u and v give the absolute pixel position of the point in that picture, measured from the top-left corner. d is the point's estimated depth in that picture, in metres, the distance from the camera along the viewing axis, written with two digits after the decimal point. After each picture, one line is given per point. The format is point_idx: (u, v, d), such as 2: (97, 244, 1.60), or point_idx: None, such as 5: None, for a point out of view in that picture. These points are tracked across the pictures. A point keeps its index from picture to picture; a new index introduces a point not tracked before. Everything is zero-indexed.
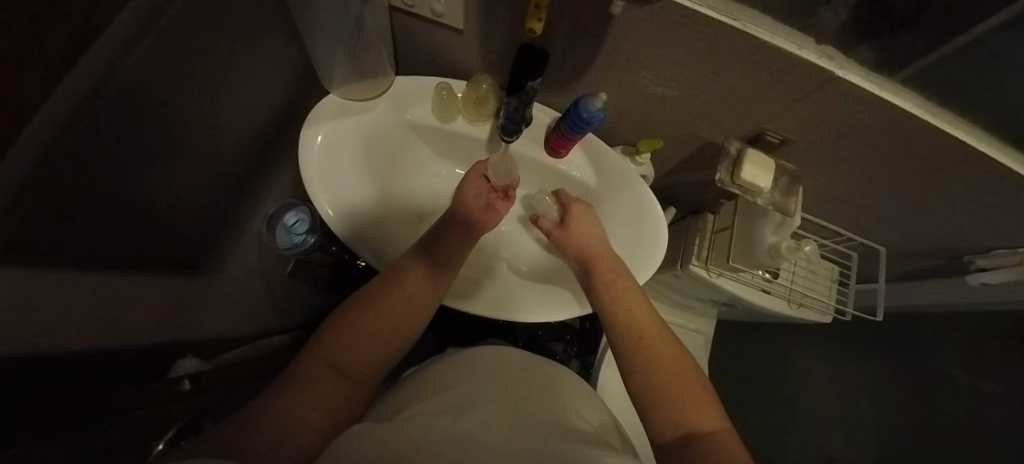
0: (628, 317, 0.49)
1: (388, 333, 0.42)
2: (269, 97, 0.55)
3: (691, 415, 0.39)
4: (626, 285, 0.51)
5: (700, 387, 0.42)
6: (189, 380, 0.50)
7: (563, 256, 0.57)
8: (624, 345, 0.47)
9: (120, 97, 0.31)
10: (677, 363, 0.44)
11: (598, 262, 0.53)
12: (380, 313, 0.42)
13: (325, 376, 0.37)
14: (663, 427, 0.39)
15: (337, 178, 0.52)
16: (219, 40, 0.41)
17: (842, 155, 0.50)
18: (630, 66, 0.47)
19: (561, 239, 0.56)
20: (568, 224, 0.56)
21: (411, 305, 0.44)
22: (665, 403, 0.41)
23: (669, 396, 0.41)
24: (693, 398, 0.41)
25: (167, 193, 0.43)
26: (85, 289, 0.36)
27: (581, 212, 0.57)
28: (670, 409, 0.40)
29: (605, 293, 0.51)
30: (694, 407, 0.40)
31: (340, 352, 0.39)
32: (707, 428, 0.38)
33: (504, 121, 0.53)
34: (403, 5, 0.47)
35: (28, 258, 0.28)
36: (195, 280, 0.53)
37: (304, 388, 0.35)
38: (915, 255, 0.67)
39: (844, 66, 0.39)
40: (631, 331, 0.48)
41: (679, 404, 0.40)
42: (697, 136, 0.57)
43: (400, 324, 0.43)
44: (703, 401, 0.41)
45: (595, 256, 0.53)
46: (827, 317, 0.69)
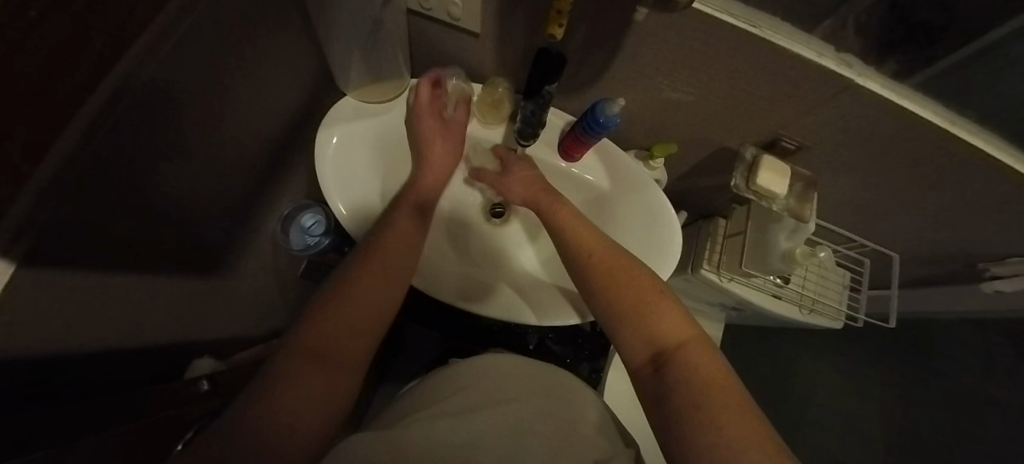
0: (579, 240, 0.48)
1: (365, 314, 0.40)
2: (287, 100, 0.55)
3: (659, 332, 0.39)
4: (571, 212, 0.51)
5: (666, 300, 0.41)
6: (207, 381, 0.49)
7: (509, 202, 0.56)
8: (580, 271, 0.46)
9: (146, 98, 0.32)
10: (636, 278, 0.43)
11: (546, 204, 0.52)
12: (357, 295, 0.41)
13: (297, 366, 0.35)
14: (636, 351, 0.40)
15: (353, 179, 0.52)
16: (240, 42, 0.41)
17: (858, 162, 0.50)
18: (647, 72, 0.47)
19: (502, 186, 0.56)
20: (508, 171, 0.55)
21: (380, 280, 0.43)
22: (632, 326, 0.40)
23: (635, 318, 0.40)
24: (656, 307, 0.41)
25: (188, 194, 0.44)
26: (101, 289, 0.36)
27: (524, 165, 0.55)
28: (638, 330, 0.40)
29: (557, 224, 0.50)
30: (660, 321, 0.40)
31: (323, 347, 0.37)
32: (677, 340, 0.38)
33: (520, 125, 0.53)
34: (421, 9, 0.47)
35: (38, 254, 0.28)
36: (209, 281, 0.54)
37: (283, 380, 0.34)
38: (928, 261, 0.66)
39: (862, 74, 0.39)
40: (583, 251, 0.47)
41: (647, 324, 0.40)
42: (712, 141, 0.56)
43: (378, 304, 0.42)
44: (668, 310, 0.40)
45: (541, 199, 0.53)
46: (839, 323, 0.69)
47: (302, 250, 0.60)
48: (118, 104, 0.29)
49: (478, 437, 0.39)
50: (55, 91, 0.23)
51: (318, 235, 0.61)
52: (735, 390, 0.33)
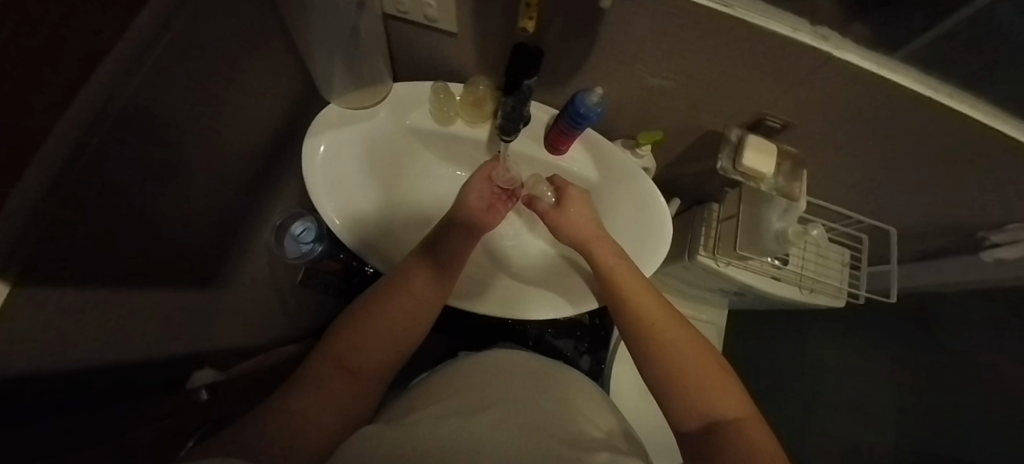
0: (634, 303, 0.48)
1: (392, 339, 0.42)
2: (272, 111, 0.56)
3: (714, 402, 0.38)
4: (627, 270, 0.50)
5: (727, 380, 0.41)
6: (206, 390, 0.50)
7: (557, 239, 0.56)
8: (635, 332, 0.46)
9: (130, 119, 0.32)
10: (692, 348, 0.43)
11: (595, 248, 0.53)
12: (387, 319, 0.42)
13: (333, 375, 0.38)
14: (687, 416, 0.39)
15: (343, 187, 0.53)
16: (218, 58, 0.42)
17: (846, 136, 0.50)
18: (624, 60, 0.47)
19: (555, 220, 0.55)
20: (565, 206, 0.55)
21: (417, 308, 0.44)
22: (685, 390, 0.40)
23: (688, 383, 0.40)
24: (713, 380, 0.40)
25: (179, 211, 0.45)
26: (96, 308, 0.37)
27: (577, 195, 0.56)
28: (691, 395, 0.39)
29: (610, 281, 0.50)
30: (716, 392, 0.39)
31: (349, 362, 0.39)
32: (733, 414, 0.37)
33: (503, 120, 0.52)
34: (399, 13, 0.48)
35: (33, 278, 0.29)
36: (205, 295, 0.55)
37: (315, 387, 0.36)
38: (927, 233, 0.65)
39: (840, 47, 0.39)
40: (641, 317, 0.47)
41: (702, 391, 0.39)
42: (697, 125, 0.56)
43: (407, 336, 0.43)
44: (725, 384, 0.40)
45: (593, 242, 0.53)
46: (841, 300, 0.68)
47: (297, 257, 0.61)
48: (101, 121, 0.30)
49: (488, 434, 0.37)
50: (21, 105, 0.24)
51: (311, 242, 0.61)
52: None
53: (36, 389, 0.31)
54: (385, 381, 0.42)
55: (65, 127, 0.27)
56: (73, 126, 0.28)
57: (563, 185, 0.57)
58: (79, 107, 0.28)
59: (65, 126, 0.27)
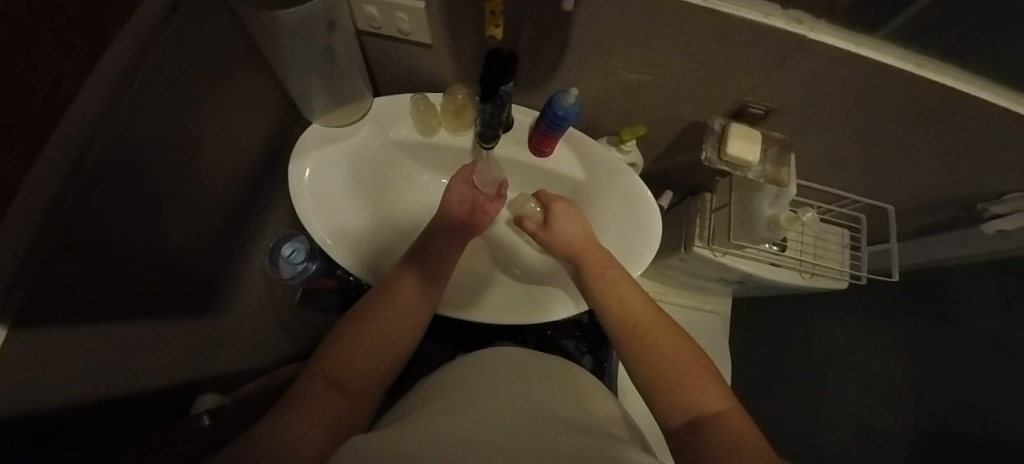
0: (620, 306, 0.48)
1: (385, 346, 0.43)
2: (254, 135, 0.57)
3: (696, 399, 0.38)
4: (616, 274, 0.51)
5: (711, 377, 0.40)
6: (207, 416, 0.50)
7: (551, 254, 0.56)
8: (622, 335, 0.46)
9: (115, 157, 0.33)
10: (677, 347, 0.43)
11: (586, 256, 0.53)
12: (380, 330, 0.43)
13: (325, 388, 0.38)
14: (672, 414, 0.39)
15: (331, 205, 0.53)
16: (196, 87, 0.42)
17: (830, 118, 0.49)
18: (599, 58, 0.47)
19: (545, 238, 0.56)
20: (552, 224, 0.56)
21: (406, 319, 0.45)
22: (668, 388, 0.40)
23: (672, 381, 0.40)
24: (697, 378, 0.40)
25: (173, 238, 0.46)
26: (88, 344, 0.37)
27: (564, 209, 0.57)
28: (675, 393, 0.39)
29: (598, 285, 0.50)
30: (698, 389, 0.39)
31: (340, 374, 0.39)
32: (714, 410, 0.37)
33: (481, 128, 0.53)
34: (371, 29, 0.48)
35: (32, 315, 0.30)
36: (205, 320, 0.56)
37: (307, 403, 0.36)
38: (926, 209, 0.64)
39: (814, 29, 0.38)
40: (626, 320, 0.47)
41: (684, 389, 0.39)
42: (680, 117, 0.56)
43: (399, 346, 0.44)
44: (708, 382, 0.40)
45: (583, 251, 0.53)
46: (843, 283, 0.66)
47: (292, 278, 0.62)
48: (82, 167, 0.31)
49: (481, 427, 0.37)
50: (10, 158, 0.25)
51: (303, 262, 0.62)
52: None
53: (36, 427, 0.32)
54: (378, 393, 0.42)
55: (46, 175, 0.29)
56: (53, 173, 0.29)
57: (549, 201, 0.58)
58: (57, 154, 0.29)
59: (47, 175, 0.29)
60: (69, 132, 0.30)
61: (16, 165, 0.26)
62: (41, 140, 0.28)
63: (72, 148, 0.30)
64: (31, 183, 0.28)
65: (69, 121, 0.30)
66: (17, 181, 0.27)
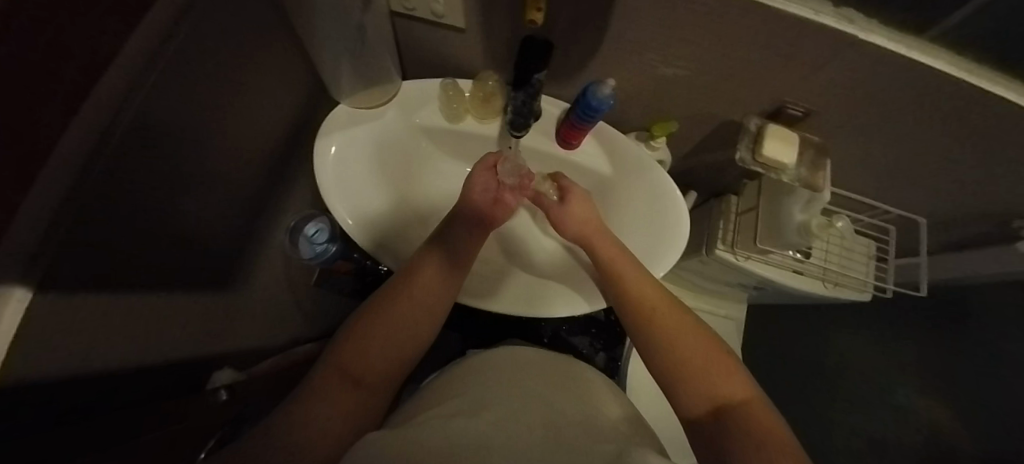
0: (637, 291, 0.47)
1: (404, 330, 0.42)
2: (281, 113, 0.56)
3: (718, 386, 0.37)
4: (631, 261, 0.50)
5: (733, 365, 0.39)
6: (225, 391, 0.50)
7: (564, 233, 0.55)
8: (637, 321, 0.45)
9: (142, 126, 0.33)
10: (696, 334, 0.42)
11: (602, 244, 0.51)
12: (400, 315, 0.42)
13: (338, 383, 0.37)
14: (692, 402, 0.38)
15: (353, 186, 0.52)
16: (227, 62, 0.42)
17: (869, 123, 0.48)
18: (638, 50, 0.45)
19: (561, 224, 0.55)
20: (568, 212, 0.54)
21: (427, 303, 0.44)
22: (688, 376, 0.39)
23: (692, 369, 0.39)
24: (718, 365, 0.39)
25: (198, 215, 0.46)
26: (106, 318, 0.37)
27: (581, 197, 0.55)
28: (695, 380, 0.38)
29: (613, 271, 0.49)
30: (720, 376, 0.38)
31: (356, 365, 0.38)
32: (738, 397, 0.36)
33: (512, 116, 0.52)
34: (404, 9, 0.47)
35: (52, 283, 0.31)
36: (226, 296, 0.56)
37: (320, 400, 0.35)
38: (959, 222, 0.62)
39: (865, 29, 0.36)
40: (642, 305, 0.46)
41: (706, 376, 0.38)
42: (714, 115, 0.55)
43: (418, 334, 0.43)
44: (729, 369, 0.39)
45: (597, 238, 0.52)
46: (866, 294, 0.65)
47: (311, 258, 0.61)
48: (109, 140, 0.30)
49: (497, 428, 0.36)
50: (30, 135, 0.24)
51: (324, 242, 0.61)
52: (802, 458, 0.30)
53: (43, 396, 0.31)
54: (393, 385, 0.41)
55: (68, 149, 0.28)
56: (80, 150, 0.29)
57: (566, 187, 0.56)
58: (80, 128, 0.29)
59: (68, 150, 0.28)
60: (98, 107, 0.29)
61: (37, 138, 0.25)
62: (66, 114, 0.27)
63: (98, 123, 0.30)
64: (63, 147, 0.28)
65: (95, 96, 0.29)
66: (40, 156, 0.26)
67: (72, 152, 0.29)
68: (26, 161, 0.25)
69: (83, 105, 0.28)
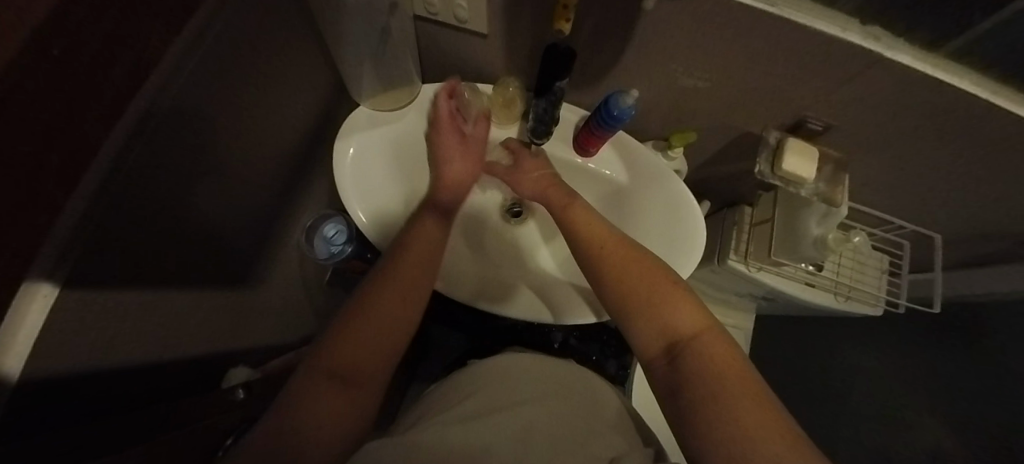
0: (588, 233, 0.46)
1: (393, 289, 0.40)
2: (303, 114, 0.56)
3: (673, 321, 0.37)
4: (581, 206, 0.49)
5: (683, 293, 0.39)
6: (242, 389, 0.51)
7: (519, 192, 0.54)
8: (589, 263, 0.45)
9: (168, 120, 0.33)
10: (648, 268, 0.41)
11: (552, 195, 0.51)
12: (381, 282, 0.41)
13: (322, 380, 0.34)
14: (649, 342, 0.38)
15: (370, 187, 0.52)
16: (254, 62, 0.42)
17: (890, 140, 0.48)
18: (661, 60, 0.46)
19: (511, 179, 0.55)
20: (517, 166, 0.54)
21: (409, 262, 0.43)
22: (641, 315, 0.39)
23: (644, 307, 0.39)
24: (671, 298, 0.38)
25: (217, 213, 0.46)
26: (124, 316, 0.37)
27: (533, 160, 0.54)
28: (651, 319, 0.38)
29: (565, 217, 0.49)
30: (674, 311, 0.37)
31: (337, 364, 0.35)
32: (692, 331, 0.36)
33: (533, 123, 0.53)
34: (428, 14, 0.48)
35: (77, 282, 0.30)
36: (239, 294, 0.56)
37: (306, 402, 0.33)
38: (976, 240, 0.62)
39: (891, 47, 0.36)
40: (592, 244, 0.45)
41: (659, 313, 0.38)
42: (732, 127, 0.55)
43: (415, 306, 0.41)
44: (681, 300, 0.38)
45: (548, 189, 0.52)
46: (878, 309, 0.65)
47: (326, 258, 0.61)
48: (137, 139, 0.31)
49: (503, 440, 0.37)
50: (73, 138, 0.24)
51: (342, 244, 0.61)
52: (749, 384, 0.31)
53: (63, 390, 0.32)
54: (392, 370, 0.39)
55: (107, 152, 0.28)
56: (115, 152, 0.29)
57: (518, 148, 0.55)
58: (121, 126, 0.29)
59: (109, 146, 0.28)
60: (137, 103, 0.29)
61: (82, 142, 0.25)
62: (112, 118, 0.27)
63: (132, 123, 0.30)
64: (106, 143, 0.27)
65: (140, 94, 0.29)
66: (87, 154, 0.26)
67: (107, 155, 0.29)
68: (77, 160, 0.25)
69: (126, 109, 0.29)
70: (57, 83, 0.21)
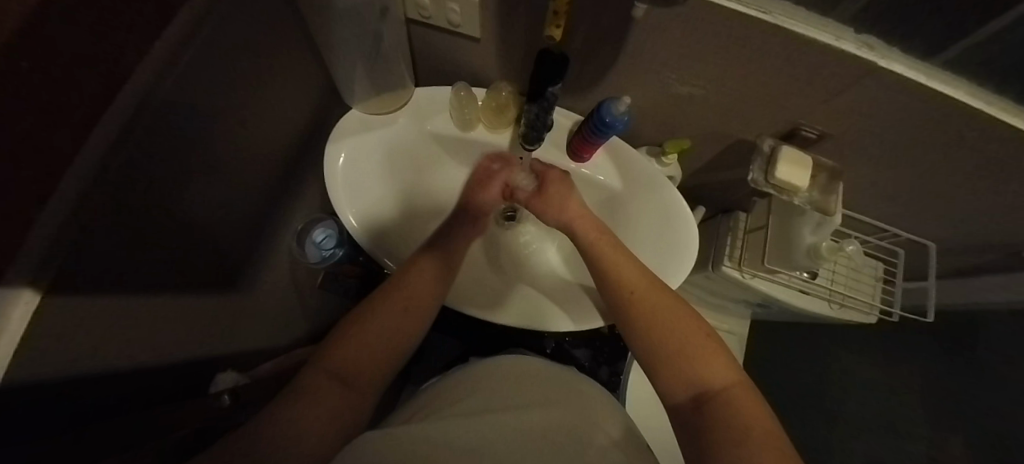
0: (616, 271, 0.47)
1: (404, 312, 0.43)
2: (295, 117, 0.56)
3: (701, 371, 0.38)
4: (609, 240, 0.49)
5: (712, 345, 0.40)
6: (230, 395, 0.49)
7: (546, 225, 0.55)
8: (616, 301, 0.45)
9: (160, 127, 0.33)
10: (677, 314, 0.42)
11: (580, 224, 0.51)
12: (395, 299, 0.43)
13: (328, 381, 0.37)
14: (674, 388, 0.38)
15: (361, 192, 0.52)
16: (244, 66, 0.42)
17: (883, 149, 0.48)
18: (654, 67, 0.45)
19: (539, 207, 0.54)
20: (545, 191, 0.54)
21: (425, 290, 0.45)
22: (669, 361, 0.39)
23: (672, 354, 0.39)
24: (700, 349, 0.39)
25: (209, 216, 0.46)
26: (119, 318, 0.37)
27: (559, 178, 0.54)
28: (678, 366, 0.39)
29: (593, 251, 0.49)
30: (702, 362, 0.38)
31: (343, 364, 0.38)
32: (720, 383, 0.37)
33: (526, 129, 0.52)
34: (420, 17, 0.47)
35: (87, 282, 0.33)
36: (229, 296, 0.56)
37: (312, 394, 0.35)
38: (970, 249, 0.62)
39: (885, 56, 0.36)
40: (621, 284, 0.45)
41: (685, 361, 0.38)
42: (726, 134, 0.54)
43: (421, 315, 0.44)
44: (710, 352, 0.39)
45: (577, 218, 0.52)
46: (872, 317, 0.64)
47: (318, 262, 0.61)
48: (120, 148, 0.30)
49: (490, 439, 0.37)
50: (42, 150, 0.24)
51: (332, 248, 0.62)
52: (776, 439, 0.31)
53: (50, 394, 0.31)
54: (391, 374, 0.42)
55: (84, 159, 0.28)
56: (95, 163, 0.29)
57: (543, 171, 0.55)
58: (100, 134, 0.29)
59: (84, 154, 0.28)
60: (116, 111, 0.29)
61: (52, 152, 0.25)
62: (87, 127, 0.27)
63: (112, 132, 0.29)
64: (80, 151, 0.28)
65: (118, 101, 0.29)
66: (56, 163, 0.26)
67: (89, 163, 0.29)
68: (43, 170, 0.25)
69: (100, 116, 0.28)
70: (22, 96, 0.20)
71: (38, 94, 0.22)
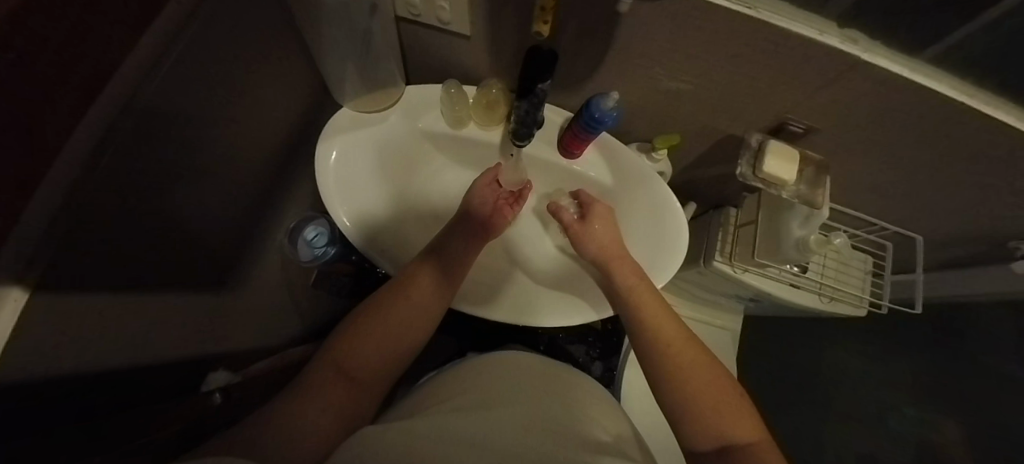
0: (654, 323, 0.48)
1: (398, 329, 0.43)
2: (285, 115, 0.56)
3: (729, 427, 0.38)
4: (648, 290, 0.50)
5: (740, 405, 0.40)
6: (220, 394, 0.52)
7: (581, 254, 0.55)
8: (651, 351, 0.46)
9: (147, 124, 0.33)
10: (710, 374, 0.43)
11: (619, 266, 0.52)
12: (390, 312, 0.43)
13: (332, 380, 0.38)
14: (698, 438, 0.39)
15: (352, 190, 0.52)
16: (234, 64, 0.42)
17: (868, 143, 0.48)
18: (643, 63, 0.46)
19: (579, 233, 0.55)
20: (589, 221, 0.55)
21: (421, 310, 0.45)
22: (697, 414, 0.40)
23: (702, 408, 0.40)
24: (731, 407, 0.40)
25: (199, 214, 0.46)
26: (107, 318, 0.37)
27: (602, 211, 0.56)
28: (706, 419, 0.39)
29: (629, 298, 0.50)
30: (732, 418, 0.39)
31: (348, 363, 0.39)
32: (747, 439, 0.37)
33: (517, 125, 0.52)
34: (411, 15, 0.47)
35: (64, 282, 0.32)
36: (222, 296, 0.55)
37: (314, 395, 0.36)
38: (956, 242, 0.63)
39: (869, 50, 0.37)
40: (658, 337, 0.47)
41: (713, 415, 0.39)
42: (715, 129, 0.55)
43: (414, 329, 0.44)
44: (740, 412, 0.39)
45: (616, 260, 0.53)
46: (862, 310, 0.65)
47: (310, 261, 0.61)
48: (107, 145, 0.31)
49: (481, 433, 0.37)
50: (30, 146, 0.24)
51: (324, 246, 0.61)
52: None
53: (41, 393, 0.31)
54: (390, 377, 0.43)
55: (72, 154, 0.28)
56: (76, 158, 0.29)
57: (587, 200, 0.57)
58: (85, 128, 0.29)
59: (73, 147, 0.28)
60: (102, 106, 0.29)
61: (41, 147, 0.25)
62: (71, 122, 0.27)
63: (99, 128, 0.30)
64: (67, 145, 0.28)
65: (104, 97, 0.29)
66: (45, 157, 0.26)
67: (77, 158, 0.29)
68: (35, 165, 0.26)
69: (89, 110, 0.29)
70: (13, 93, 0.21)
71: (24, 91, 0.22)
